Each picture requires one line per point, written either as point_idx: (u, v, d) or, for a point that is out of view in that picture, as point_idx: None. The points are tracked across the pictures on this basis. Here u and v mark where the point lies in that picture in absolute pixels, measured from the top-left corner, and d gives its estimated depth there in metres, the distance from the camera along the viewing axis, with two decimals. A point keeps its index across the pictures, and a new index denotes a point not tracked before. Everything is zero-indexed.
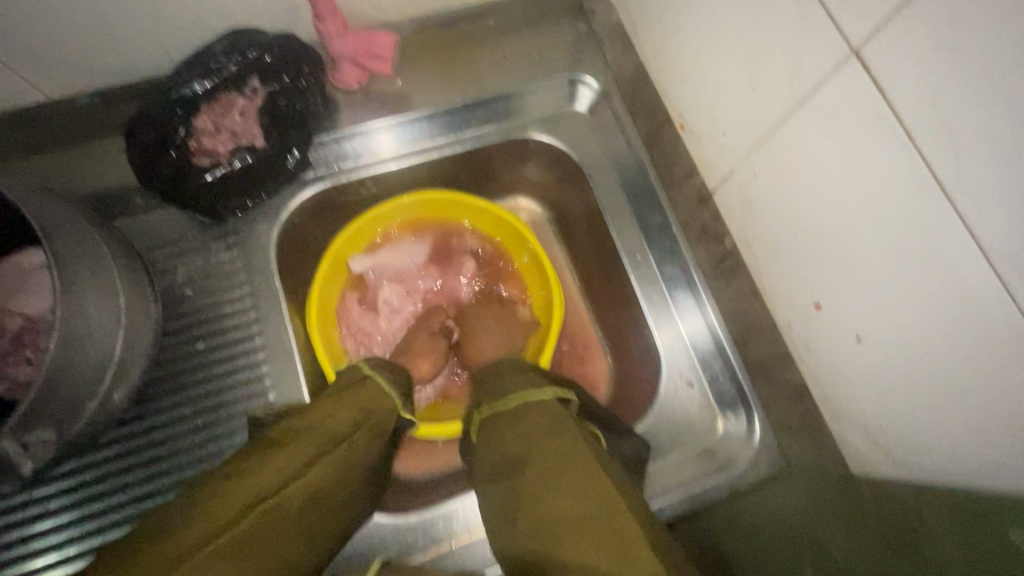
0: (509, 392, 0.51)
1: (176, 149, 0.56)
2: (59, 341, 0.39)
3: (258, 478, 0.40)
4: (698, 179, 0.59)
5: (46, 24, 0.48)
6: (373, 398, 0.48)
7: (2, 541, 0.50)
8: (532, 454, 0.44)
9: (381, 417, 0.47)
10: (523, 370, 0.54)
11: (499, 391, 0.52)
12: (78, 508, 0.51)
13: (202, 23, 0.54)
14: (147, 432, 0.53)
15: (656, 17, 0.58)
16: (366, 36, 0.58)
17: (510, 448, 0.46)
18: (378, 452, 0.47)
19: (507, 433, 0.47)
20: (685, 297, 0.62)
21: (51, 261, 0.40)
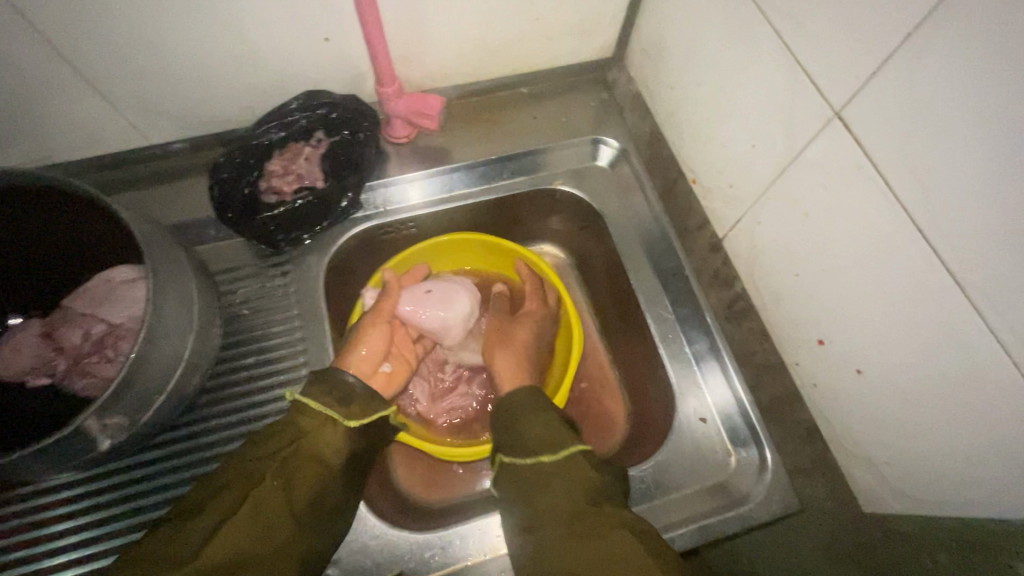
0: (538, 439, 0.53)
1: (250, 188, 0.65)
2: (144, 338, 0.45)
3: (174, 548, 0.42)
4: (709, 228, 0.64)
5: (160, 84, 0.58)
6: (285, 437, 0.50)
7: (57, 528, 0.54)
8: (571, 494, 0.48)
9: (296, 458, 0.48)
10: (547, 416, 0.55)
11: (522, 437, 0.54)
12: (127, 502, 0.55)
13: (284, 86, 0.64)
14: (194, 436, 0.58)
15: (669, 87, 0.66)
16: (417, 98, 0.66)
17: (538, 496, 0.49)
18: (310, 489, 0.48)
19: (536, 482, 0.50)
20: (699, 337, 0.66)
21: (146, 267, 0.47)
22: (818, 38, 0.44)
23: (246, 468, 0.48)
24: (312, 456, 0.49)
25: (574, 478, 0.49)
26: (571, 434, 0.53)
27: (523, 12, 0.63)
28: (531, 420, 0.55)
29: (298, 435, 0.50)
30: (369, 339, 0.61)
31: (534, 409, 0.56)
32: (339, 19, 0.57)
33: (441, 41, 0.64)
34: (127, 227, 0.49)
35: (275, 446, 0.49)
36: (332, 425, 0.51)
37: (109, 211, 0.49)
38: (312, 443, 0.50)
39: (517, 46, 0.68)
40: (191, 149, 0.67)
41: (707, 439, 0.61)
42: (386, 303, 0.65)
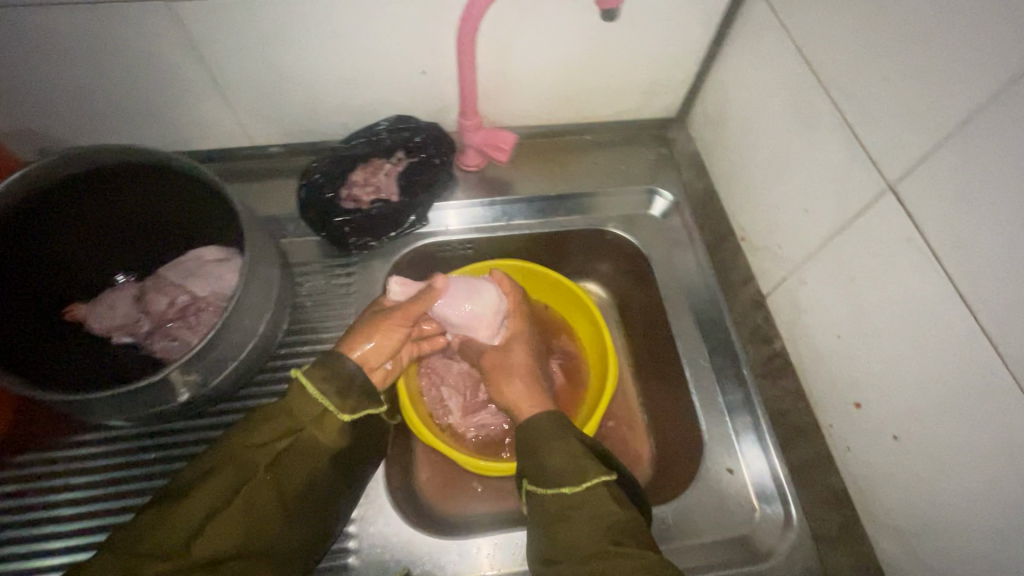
0: (558, 470, 0.54)
1: (332, 193, 0.71)
2: (231, 306, 0.50)
3: (169, 534, 0.44)
4: (754, 285, 0.67)
5: (275, 93, 0.66)
6: (279, 429, 0.50)
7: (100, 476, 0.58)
8: (590, 534, 0.50)
9: (292, 453, 0.50)
10: (569, 442, 0.57)
11: (542, 466, 0.56)
12: (174, 460, 0.59)
13: (378, 109, 0.71)
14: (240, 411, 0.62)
15: (729, 151, 0.71)
16: (493, 133, 0.72)
17: (559, 528, 0.52)
18: (303, 479, 0.51)
19: (557, 513, 0.53)
20: (734, 389, 0.67)
21: (246, 246, 0.52)
22: (879, 119, 0.47)
23: (241, 455, 0.48)
24: (306, 447, 0.51)
25: (595, 516, 0.51)
26: (593, 463, 0.54)
27: (601, 69, 0.70)
28: (554, 445, 0.56)
29: (296, 429, 0.50)
30: (378, 337, 0.60)
31: (558, 436, 0.57)
32: (438, 56, 0.64)
33: (523, 86, 0.70)
34: (233, 209, 0.55)
35: (271, 434, 0.50)
36: (330, 419, 0.52)
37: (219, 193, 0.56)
38: (308, 436, 0.51)
39: (590, 98, 0.75)
40: (286, 154, 0.75)
41: (732, 492, 0.62)
42: (414, 306, 0.62)
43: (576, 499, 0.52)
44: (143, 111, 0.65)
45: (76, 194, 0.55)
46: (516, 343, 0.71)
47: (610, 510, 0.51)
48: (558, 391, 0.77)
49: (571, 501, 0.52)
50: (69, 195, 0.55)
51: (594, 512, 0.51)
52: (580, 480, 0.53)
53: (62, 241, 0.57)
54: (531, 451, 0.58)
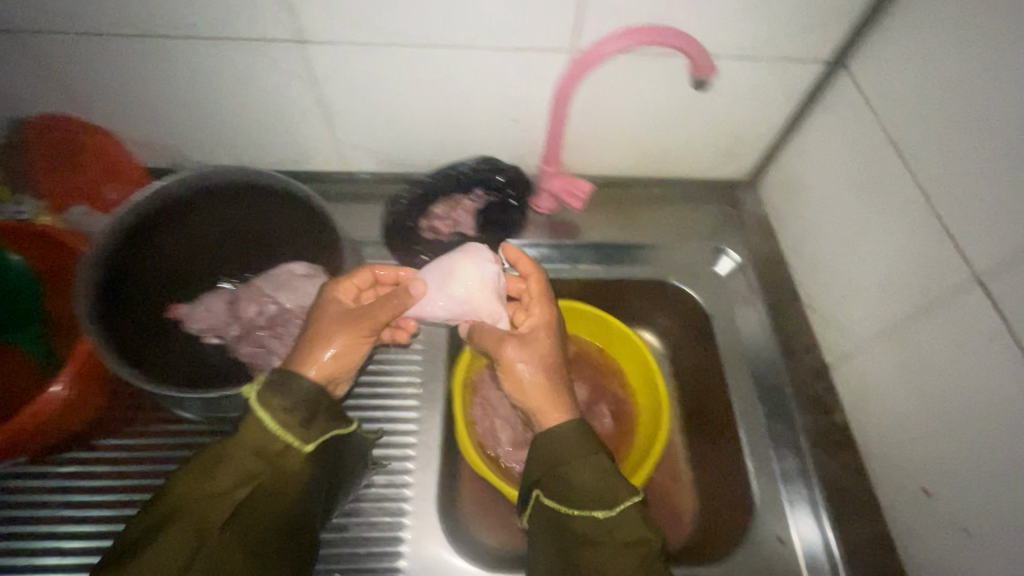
0: (585, 489, 0.53)
1: (415, 223, 0.76)
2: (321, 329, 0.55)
3: None
4: (816, 355, 0.69)
5: (375, 127, 0.71)
6: (235, 469, 0.49)
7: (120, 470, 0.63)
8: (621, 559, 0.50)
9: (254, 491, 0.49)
10: (592, 458, 0.55)
11: (565, 484, 0.54)
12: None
13: (464, 148, 0.75)
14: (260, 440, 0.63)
15: (799, 222, 0.73)
16: (570, 180, 0.75)
17: (585, 553, 0.51)
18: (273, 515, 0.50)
19: (583, 534, 0.52)
20: (789, 457, 0.66)
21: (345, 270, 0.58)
22: (969, 213, 0.49)
23: (198, 502, 0.47)
24: (271, 494, 0.49)
25: (627, 540, 0.50)
26: (625, 481, 0.54)
27: (683, 131, 0.73)
28: (576, 464, 0.55)
29: (258, 475, 0.49)
30: (338, 346, 0.56)
31: (579, 451, 0.56)
32: (529, 105, 0.68)
33: (605, 141, 0.74)
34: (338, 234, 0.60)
35: (230, 481, 0.48)
36: (289, 452, 0.50)
37: (323, 220, 0.63)
38: (270, 480, 0.49)
39: (667, 155, 0.77)
40: (372, 181, 0.79)
41: (782, 563, 0.61)
42: (383, 311, 0.59)
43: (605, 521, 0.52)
44: (255, 132, 0.71)
45: (201, 211, 0.62)
46: (542, 331, 0.63)
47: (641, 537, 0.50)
48: (607, 436, 0.78)
49: (600, 522, 0.52)
50: (195, 212, 0.61)
51: (626, 536, 0.51)
52: (613, 503, 0.52)
53: (182, 254, 0.63)
54: (550, 463, 0.56)
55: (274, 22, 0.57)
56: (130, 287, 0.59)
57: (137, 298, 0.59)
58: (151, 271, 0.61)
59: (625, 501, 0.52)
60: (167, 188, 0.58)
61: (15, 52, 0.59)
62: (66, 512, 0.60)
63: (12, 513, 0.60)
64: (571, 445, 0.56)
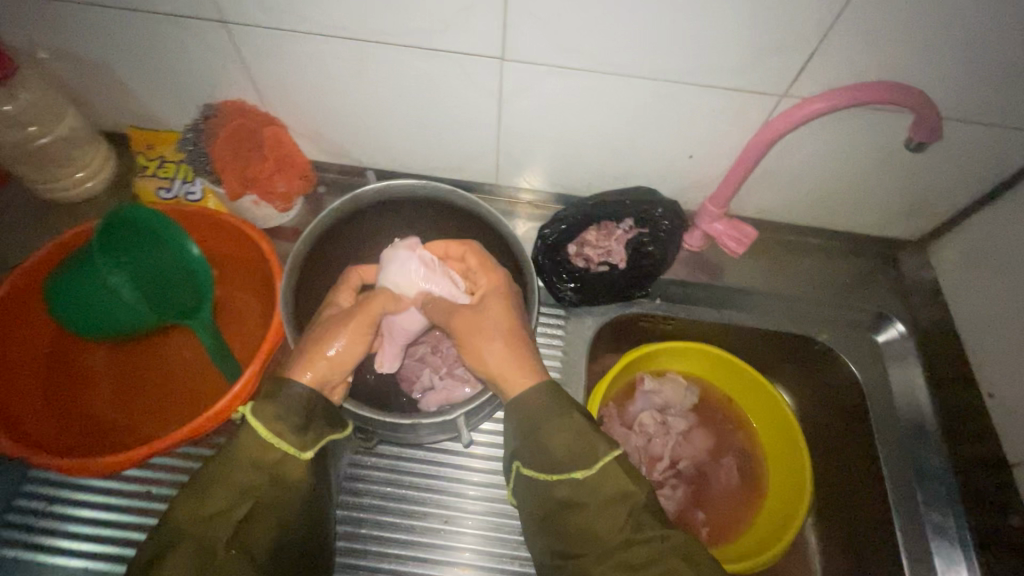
0: (562, 450, 0.49)
1: (563, 248, 0.73)
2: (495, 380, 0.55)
3: None
4: (987, 445, 0.65)
5: (541, 145, 0.69)
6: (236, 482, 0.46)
7: (137, 484, 0.63)
8: (609, 522, 0.47)
9: (264, 496, 0.47)
10: (565, 415, 0.51)
11: (541, 446, 0.50)
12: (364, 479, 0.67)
13: (625, 177, 0.73)
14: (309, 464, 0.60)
15: (982, 298, 0.68)
16: (737, 224, 0.72)
17: (570, 517, 0.48)
18: (284, 516, 0.48)
19: (567, 498, 0.49)
20: (947, 550, 0.63)
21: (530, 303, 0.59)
22: None
23: (205, 514, 0.45)
24: (273, 508, 0.47)
25: (612, 497, 0.48)
26: (603, 439, 0.50)
27: (866, 185, 0.68)
28: (553, 425, 0.50)
29: (257, 488, 0.46)
30: (344, 338, 0.53)
31: (553, 410, 0.51)
32: (712, 143, 0.65)
33: (778, 186, 0.70)
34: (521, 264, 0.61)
35: (227, 499, 0.46)
36: (289, 458, 0.48)
37: (511, 252, 0.62)
38: (271, 492, 0.47)
39: (836, 206, 0.73)
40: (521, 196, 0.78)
41: None
42: (375, 300, 0.56)
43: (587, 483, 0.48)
44: (421, 138, 0.70)
45: (386, 218, 0.64)
46: (493, 298, 0.56)
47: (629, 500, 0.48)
48: (732, 493, 0.74)
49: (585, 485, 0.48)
50: (380, 218, 0.64)
51: (609, 494, 0.48)
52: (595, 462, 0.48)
53: (358, 252, 0.66)
54: (524, 432, 0.51)
55: (480, 37, 0.55)
56: (312, 285, 0.62)
57: (317, 295, 0.63)
58: (328, 268, 0.64)
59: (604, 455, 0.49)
60: (363, 197, 0.60)
61: (222, 42, 0.59)
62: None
63: (153, 490, 0.63)
64: (543, 414, 0.51)
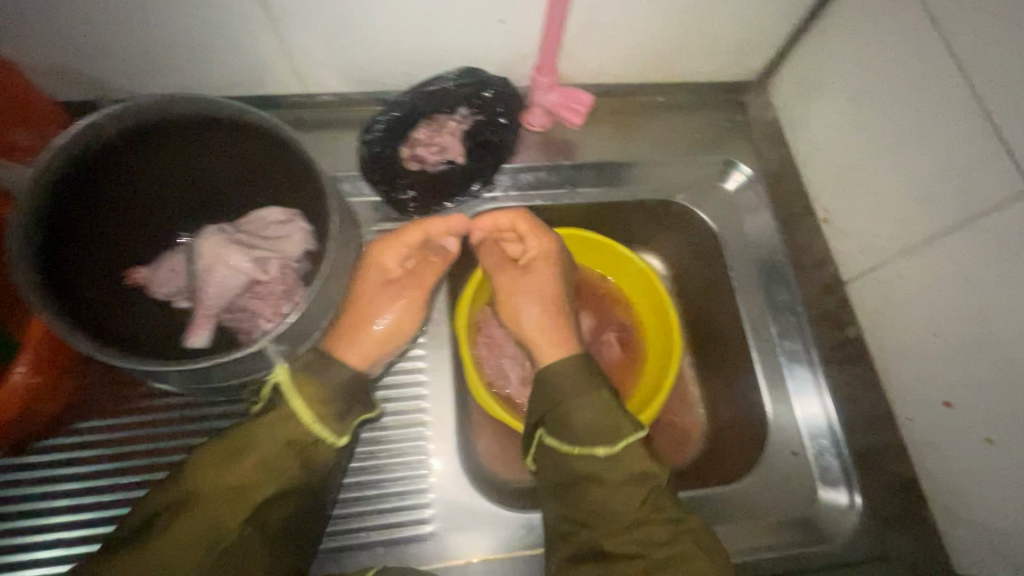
0: (584, 429, 0.54)
1: (392, 151, 0.67)
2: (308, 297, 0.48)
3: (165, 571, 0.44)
4: (830, 269, 0.66)
5: (332, 35, 0.59)
6: (273, 461, 0.49)
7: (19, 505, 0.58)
8: (617, 503, 0.52)
9: (288, 478, 0.50)
10: (597, 389, 0.57)
11: (568, 424, 0.55)
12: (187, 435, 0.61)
13: (445, 59, 0.65)
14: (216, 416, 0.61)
15: (818, 126, 0.67)
16: (569, 94, 0.67)
17: (587, 492, 0.53)
18: (293, 507, 0.51)
19: (581, 473, 0.54)
20: (802, 373, 0.66)
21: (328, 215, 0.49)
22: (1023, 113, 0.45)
23: (235, 481, 0.48)
24: (299, 490, 0.51)
25: (630, 481, 0.52)
26: (625, 415, 0.55)
27: (694, 24, 0.64)
28: (579, 401, 0.56)
29: (286, 469, 0.50)
30: (392, 309, 0.61)
31: (579, 386, 0.57)
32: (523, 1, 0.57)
33: (608, 42, 0.65)
34: (310, 173, 0.51)
35: (261, 472, 0.49)
36: (324, 445, 0.52)
37: (303, 164, 0.51)
38: (301, 473, 0.51)
39: (672, 56, 0.69)
40: (338, 103, 0.69)
41: (798, 474, 0.63)
42: (429, 269, 0.64)
43: (603, 462, 0.53)
44: (188, 51, 0.59)
45: (150, 154, 0.52)
46: (542, 263, 0.66)
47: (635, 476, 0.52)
48: (613, 366, 0.76)
49: (607, 468, 0.53)
50: (143, 155, 0.52)
51: (627, 478, 0.52)
52: (622, 442, 0.53)
53: (123, 193, 0.53)
54: (547, 388, 0.58)
55: None
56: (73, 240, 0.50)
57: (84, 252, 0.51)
58: (86, 214, 0.51)
59: (629, 435, 0.53)
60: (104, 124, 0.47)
61: None
62: (79, 500, 0.58)
63: (35, 504, 0.58)
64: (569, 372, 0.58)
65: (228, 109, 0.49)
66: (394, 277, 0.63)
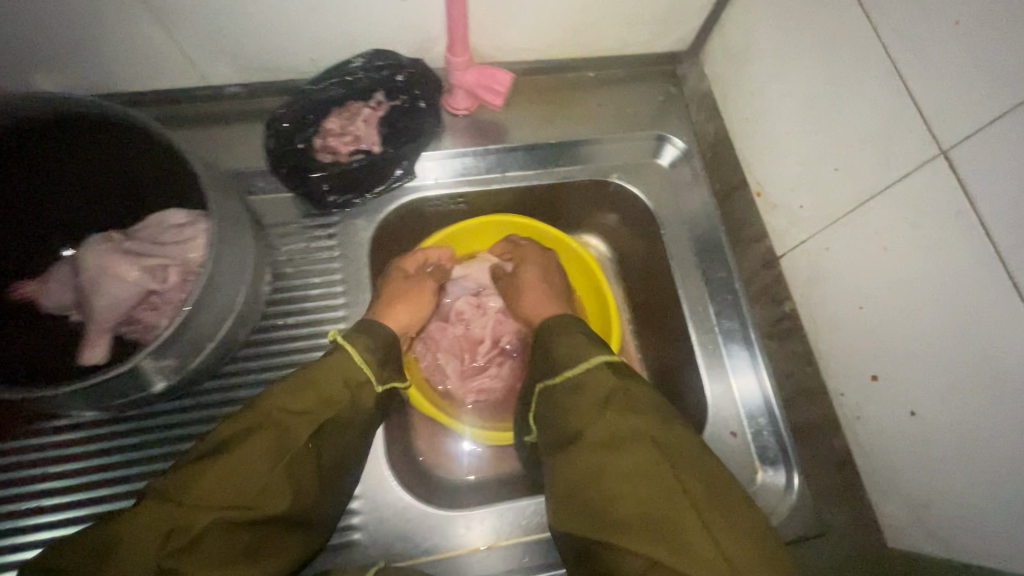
0: (570, 356, 0.54)
1: (303, 144, 0.63)
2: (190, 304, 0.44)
3: (228, 486, 0.42)
4: (766, 244, 0.63)
5: (219, 22, 0.55)
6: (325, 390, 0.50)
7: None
8: (589, 415, 0.48)
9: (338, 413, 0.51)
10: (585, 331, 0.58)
11: (555, 358, 0.55)
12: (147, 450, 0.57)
13: (351, 42, 0.61)
14: (179, 412, 0.58)
15: (747, 93, 0.64)
16: (487, 72, 0.63)
17: (566, 413, 0.50)
18: (343, 444, 0.52)
19: (564, 398, 0.51)
20: (740, 351, 0.65)
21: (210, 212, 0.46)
22: (936, 71, 0.43)
23: (289, 406, 0.48)
24: (347, 425, 0.52)
25: (599, 392, 0.49)
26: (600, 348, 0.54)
27: None
28: (565, 337, 0.57)
29: (337, 402, 0.50)
30: (403, 305, 0.64)
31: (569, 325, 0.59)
32: None
33: (521, 15, 0.61)
34: (185, 164, 0.48)
35: (315, 403, 0.49)
36: (368, 389, 0.54)
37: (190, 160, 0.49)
38: (347, 411, 0.52)
39: (594, 28, 0.65)
40: (247, 94, 0.65)
41: (738, 454, 0.62)
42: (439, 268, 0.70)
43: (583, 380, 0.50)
44: (68, 47, 0.55)
45: (24, 173, 0.51)
46: (531, 260, 0.69)
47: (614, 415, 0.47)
48: None
49: (586, 386, 0.50)
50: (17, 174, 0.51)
51: (599, 391, 0.49)
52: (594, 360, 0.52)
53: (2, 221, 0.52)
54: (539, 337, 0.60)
55: None
56: None
57: None
58: None
59: (605, 356, 0.52)
60: None
61: None
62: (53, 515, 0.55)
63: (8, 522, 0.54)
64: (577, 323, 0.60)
65: (76, 102, 0.46)
66: (419, 274, 0.68)
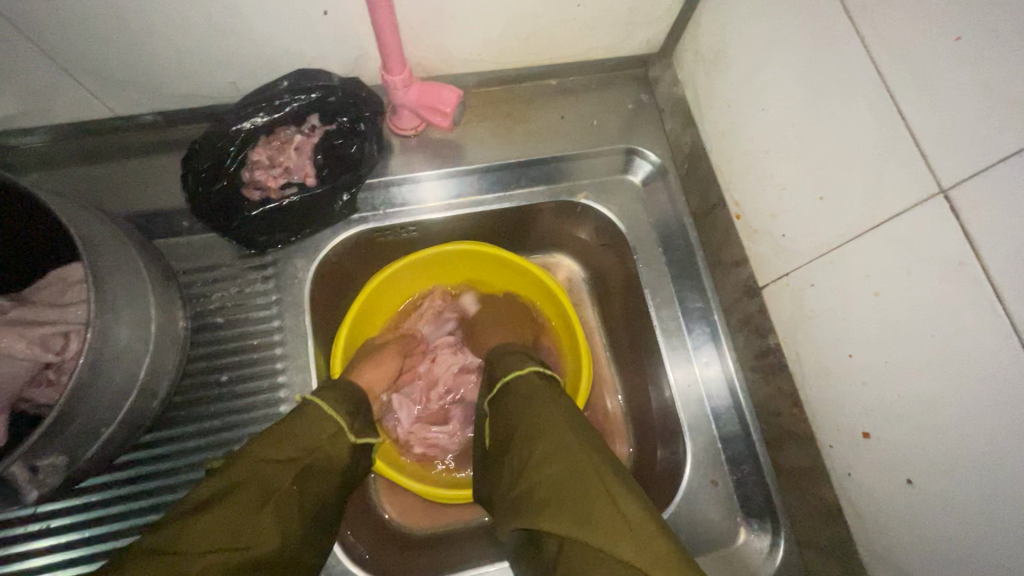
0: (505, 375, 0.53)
1: (228, 178, 0.57)
2: (73, 387, 0.39)
3: (209, 534, 0.36)
4: (746, 271, 0.57)
5: (113, 49, 0.49)
6: (306, 433, 0.46)
7: None
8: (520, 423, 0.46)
9: (319, 456, 0.45)
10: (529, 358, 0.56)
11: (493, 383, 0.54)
12: (109, 522, 0.51)
13: (273, 62, 0.54)
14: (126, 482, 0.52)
15: (722, 101, 0.57)
16: (431, 90, 0.56)
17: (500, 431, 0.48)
18: (326, 493, 0.46)
19: (499, 414, 0.49)
20: (721, 391, 0.60)
21: (89, 279, 0.40)
22: (934, 92, 0.36)
23: (269, 448, 0.43)
24: (330, 473, 0.46)
25: (530, 401, 0.47)
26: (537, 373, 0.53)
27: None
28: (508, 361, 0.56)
29: (316, 446, 0.45)
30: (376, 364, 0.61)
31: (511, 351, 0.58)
32: None
33: (462, 24, 0.54)
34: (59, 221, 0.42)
35: (296, 448, 0.44)
36: (344, 436, 0.48)
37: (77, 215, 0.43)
38: (324, 461, 0.46)
39: (549, 34, 0.59)
40: (168, 123, 0.59)
41: (719, 505, 0.57)
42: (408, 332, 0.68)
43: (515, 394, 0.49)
44: None
45: None
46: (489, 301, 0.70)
47: (558, 413, 0.45)
48: None
49: (517, 397, 0.49)
50: None
51: (531, 399, 0.48)
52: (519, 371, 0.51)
53: None
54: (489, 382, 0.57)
55: None
56: None
57: None
58: None
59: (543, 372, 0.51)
60: None
61: None
62: None
63: None
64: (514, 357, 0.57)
65: None
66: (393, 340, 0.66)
